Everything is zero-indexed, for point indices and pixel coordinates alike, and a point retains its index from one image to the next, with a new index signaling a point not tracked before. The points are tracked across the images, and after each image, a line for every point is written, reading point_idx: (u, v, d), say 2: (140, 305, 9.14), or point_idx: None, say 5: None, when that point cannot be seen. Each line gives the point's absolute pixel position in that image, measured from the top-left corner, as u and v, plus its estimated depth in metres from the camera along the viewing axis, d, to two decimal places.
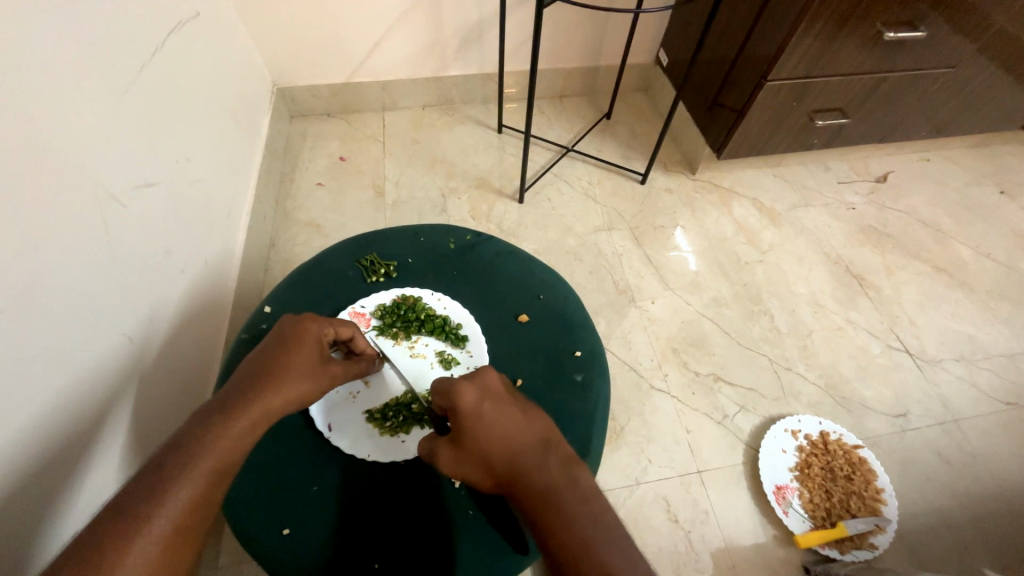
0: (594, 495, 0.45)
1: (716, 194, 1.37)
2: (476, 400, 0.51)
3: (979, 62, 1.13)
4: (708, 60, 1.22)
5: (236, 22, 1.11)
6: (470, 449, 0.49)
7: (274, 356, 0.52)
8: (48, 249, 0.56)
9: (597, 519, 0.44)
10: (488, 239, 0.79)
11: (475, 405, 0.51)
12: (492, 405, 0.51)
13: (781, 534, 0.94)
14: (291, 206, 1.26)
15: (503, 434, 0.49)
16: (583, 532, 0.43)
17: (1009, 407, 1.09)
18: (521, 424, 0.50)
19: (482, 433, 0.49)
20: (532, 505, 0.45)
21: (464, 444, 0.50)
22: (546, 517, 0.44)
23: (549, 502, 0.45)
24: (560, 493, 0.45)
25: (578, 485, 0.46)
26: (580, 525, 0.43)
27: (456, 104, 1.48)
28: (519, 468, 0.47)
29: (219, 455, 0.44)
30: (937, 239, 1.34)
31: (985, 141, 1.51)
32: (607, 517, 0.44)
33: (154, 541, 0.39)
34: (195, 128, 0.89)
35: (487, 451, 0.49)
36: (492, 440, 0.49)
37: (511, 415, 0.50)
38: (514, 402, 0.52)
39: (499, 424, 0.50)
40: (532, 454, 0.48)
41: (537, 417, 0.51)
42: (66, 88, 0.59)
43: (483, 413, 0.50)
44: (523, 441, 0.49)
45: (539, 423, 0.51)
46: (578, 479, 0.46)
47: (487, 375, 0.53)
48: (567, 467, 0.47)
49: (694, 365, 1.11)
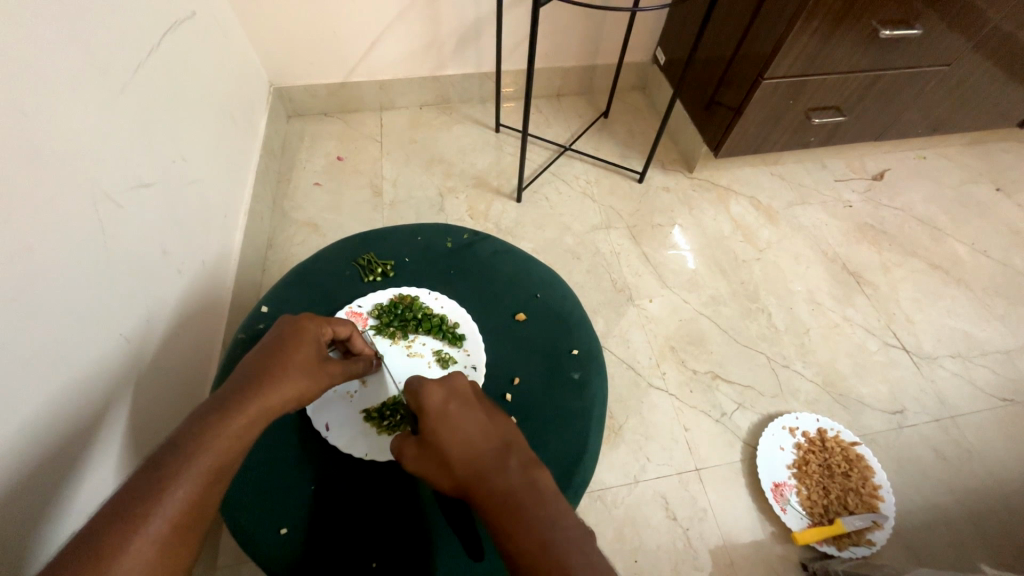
0: (553, 499, 0.45)
1: (713, 192, 1.37)
2: (442, 402, 0.52)
3: (975, 60, 1.14)
4: (704, 59, 1.22)
5: (232, 23, 1.11)
6: (433, 451, 0.50)
7: (274, 354, 0.52)
8: (43, 250, 0.55)
9: (555, 521, 0.43)
10: (485, 238, 0.79)
11: (440, 407, 0.52)
12: (457, 407, 0.52)
13: (779, 531, 0.94)
14: (288, 206, 1.26)
15: (466, 436, 0.50)
16: (539, 534, 0.42)
17: (1005, 404, 1.10)
18: (485, 427, 0.51)
19: (446, 435, 0.50)
20: (490, 507, 0.45)
21: (429, 446, 0.50)
22: (504, 518, 0.44)
23: (507, 503, 0.44)
24: (518, 495, 0.45)
25: (538, 487, 0.45)
26: (537, 526, 0.43)
27: (454, 103, 1.48)
28: (480, 469, 0.47)
29: (217, 455, 0.44)
30: (933, 236, 1.34)
31: (981, 138, 1.51)
32: (565, 519, 0.44)
33: (151, 541, 0.39)
34: (191, 128, 0.89)
35: (450, 453, 0.49)
36: (455, 442, 0.49)
37: (475, 417, 0.51)
38: (479, 406, 0.53)
39: (463, 426, 0.50)
40: (493, 456, 0.48)
41: (501, 423, 0.52)
42: (60, 89, 0.59)
43: (448, 415, 0.51)
44: (485, 443, 0.49)
45: (503, 428, 0.51)
46: (538, 482, 0.46)
47: (454, 379, 0.54)
48: (529, 469, 0.47)
49: (692, 363, 1.11)
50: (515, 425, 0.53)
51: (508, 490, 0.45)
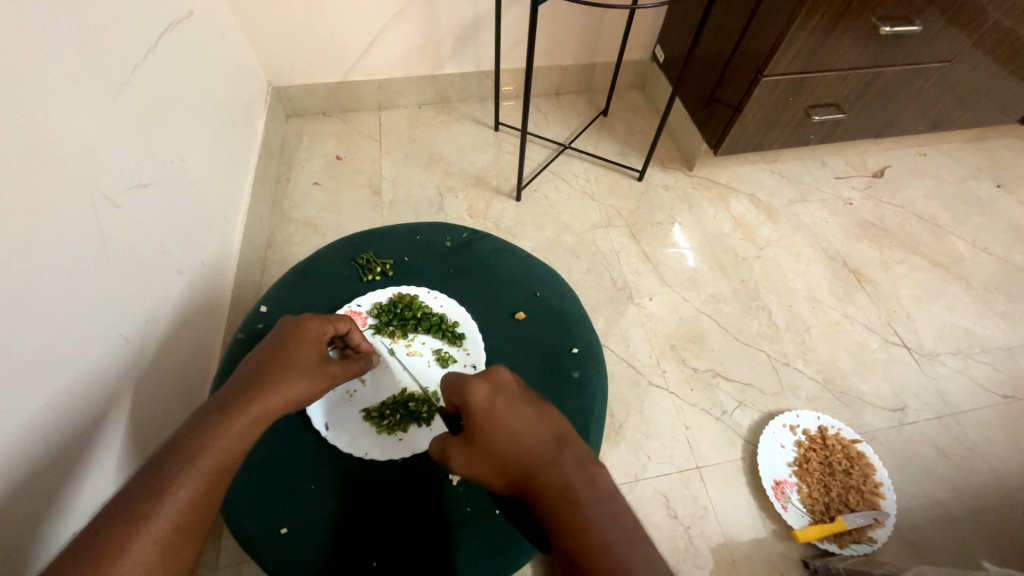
0: (608, 496, 0.44)
1: (713, 190, 1.37)
2: (488, 397, 0.51)
3: (975, 56, 1.13)
4: (704, 56, 1.22)
5: (230, 22, 1.11)
6: (483, 448, 0.49)
7: (274, 355, 0.52)
8: (41, 251, 0.55)
9: (611, 518, 0.43)
10: (484, 236, 0.79)
11: (486, 402, 0.51)
12: (504, 402, 0.51)
13: (780, 529, 0.94)
14: (287, 206, 1.25)
15: (515, 432, 0.49)
16: (596, 532, 0.42)
17: (1006, 400, 1.10)
18: (533, 422, 0.50)
19: (495, 431, 0.49)
20: (544, 504, 0.44)
21: (477, 442, 0.50)
22: (558, 515, 0.43)
23: (562, 500, 0.44)
24: (573, 492, 0.44)
25: (593, 483, 0.45)
26: (593, 524, 0.42)
27: (453, 102, 1.47)
28: (530, 466, 0.47)
29: (219, 454, 0.44)
30: (933, 233, 1.34)
31: (981, 135, 1.51)
32: (624, 517, 0.43)
33: (153, 541, 0.39)
34: (190, 128, 0.89)
35: (501, 450, 0.48)
36: (504, 438, 0.49)
37: (523, 412, 0.50)
38: (526, 399, 0.52)
39: (511, 422, 0.49)
40: (544, 451, 0.47)
41: (550, 416, 0.51)
42: (58, 89, 0.59)
43: (496, 411, 0.50)
44: (535, 439, 0.48)
45: (553, 422, 0.50)
46: (593, 477, 0.45)
47: (499, 374, 0.53)
48: (582, 464, 0.46)
49: (693, 361, 1.11)
50: (565, 417, 0.52)
51: (561, 486, 0.44)
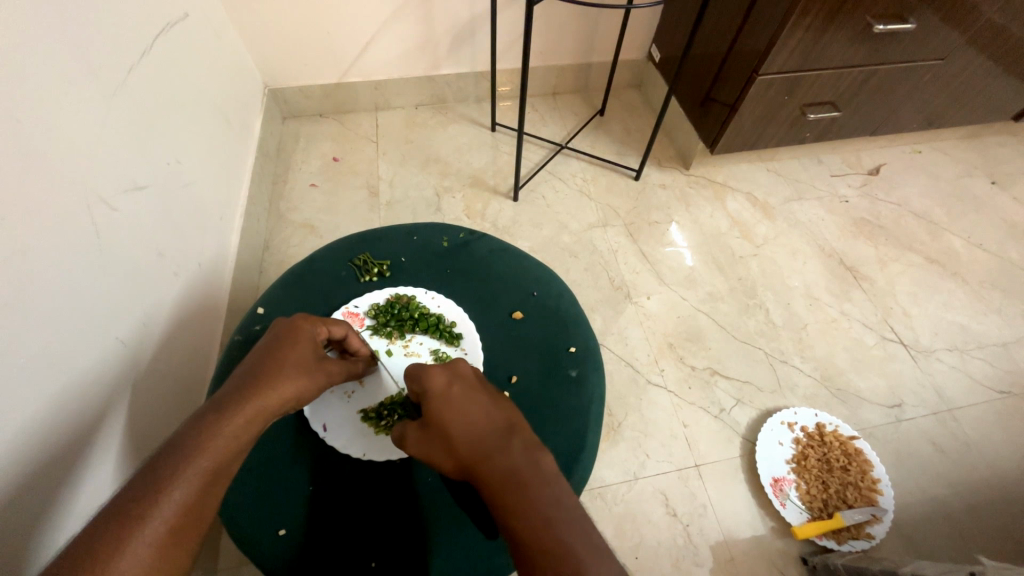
0: (555, 480, 0.44)
1: (710, 189, 1.37)
2: (445, 384, 0.53)
3: (969, 54, 1.14)
4: (699, 55, 1.23)
5: (226, 24, 1.11)
6: (436, 432, 0.50)
7: (269, 354, 0.52)
8: (39, 254, 0.55)
9: (558, 501, 0.43)
10: (481, 237, 0.79)
11: (442, 389, 0.52)
12: (460, 390, 0.52)
13: (779, 526, 0.94)
14: (285, 208, 1.25)
15: (469, 418, 0.50)
16: (543, 514, 0.42)
17: (1002, 396, 1.10)
18: (488, 409, 0.51)
19: (448, 416, 0.50)
20: (493, 488, 0.45)
21: (432, 427, 0.51)
22: (507, 497, 0.44)
23: (509, 484, 0.44)
24: (521, 474, 0.45)
25: (540, 467, 0.45)
26: (540, 506, 0.43)
27: (449, 103, 1.48)
28: (483, 450, 0.47)
29: (215, 455, 0.44)
30: (929, 230, 1.34)
31: (976, 132, 1.52)
32: (566, 501, 0.43)
33: (148, 543, 0.39)
34: (186, 131, 0.89)
35: (452, 435, 0.49)
36: (457, 423, 0.50)
37: (478, 400, 0.51)
38: (483, 389, 0.53)
39: (466, 408, 0.51)
40: (496, 436, 0.48)
41: (504, 405, 0.52)
42: (54, 91, 0.59)
43: (452, 397, 0.52)
44: (489, 425, 0.49)
45: (506, 410, 0.51)
46: (540, 462, 0.46)
47: (458, 365, 0.55)
48: (531, 450, 0.47)
49: (691, 359, 1.11)
50: (519, 407, 0.53)
51: (509, 470, 0.45)
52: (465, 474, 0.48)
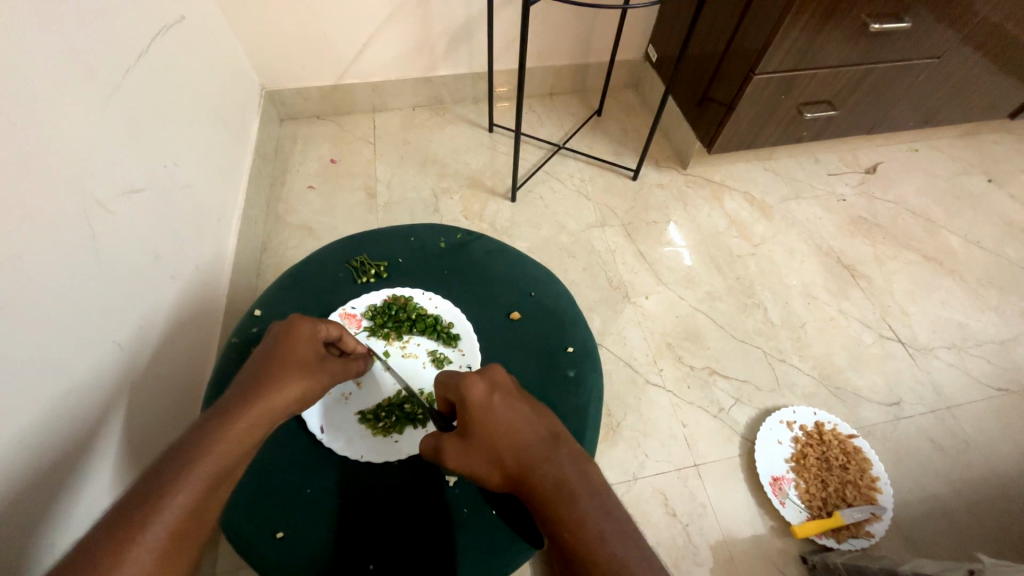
0: (606, 492, 0.44)
1: (708, 188, 1.37)
2: (486, 393, 0.51)
3: (964, 52, 1.14)
4: (696, 55, 1.23)
5: (222, 27, 1.11)
6: (480, 443, 0.49)
7: (270, 358, 0.52)
8: (34, 258, 0.55)
9: (609, 513, 0.43)
10: (479, 237, 0.79)
11: (485, 398, 0.51)
12: (503, 399, 0.51)
13: (778, 525, 0.94)
14: (282, 210, 1.25)
15: (511, 428, 0.49)
16: (597, 525, 0.42)
17: (1000, 393, 1.10)
18: (531, 419, 0.50)
19: (493, 427, 0.49)
20: (543, 500, 0.44)
21: (473, 436, 0.49)
22: (559, 509, 0.43)
23: (562, 496, 0.44)
24: (572, 486, 0.44)
25: (589, 478, 0.45)
26: (594, 518, 0.42)
27: (447, 104, 1.48)
28: (530, 461, 0.46)
29: (218, 459, 0.44)
30: (926, 228, 1.35)
31: (972, 130, 1.52)
32: (618, 512, 0.43)
33: (150, 549, 0.38)
34: (183, 134, 0.89)
35: (498, 446, 0.48)
36: (502, 433, 0.49)
37: (521, 410, 0.51)
38: (523, 399, 0.52)
39: (508, 417, 0.50)
40: (542, 447, 0.47)
41: (545, 415, 0.51)
42: (50, 95, 0.59)
43: (493, 405, 0.51)
44: (532, 434, 0.49)
45: (547, 421, 0.51)
46: (589, 473, 0.45)
47: (495, 372, 0.54)
48: (578, 461, 0.46)
49: (689, 359, 1.11)
50: (557, 416, 0.52)
51: (562, 481, 0.44)
52: (512, 485, 0.47)
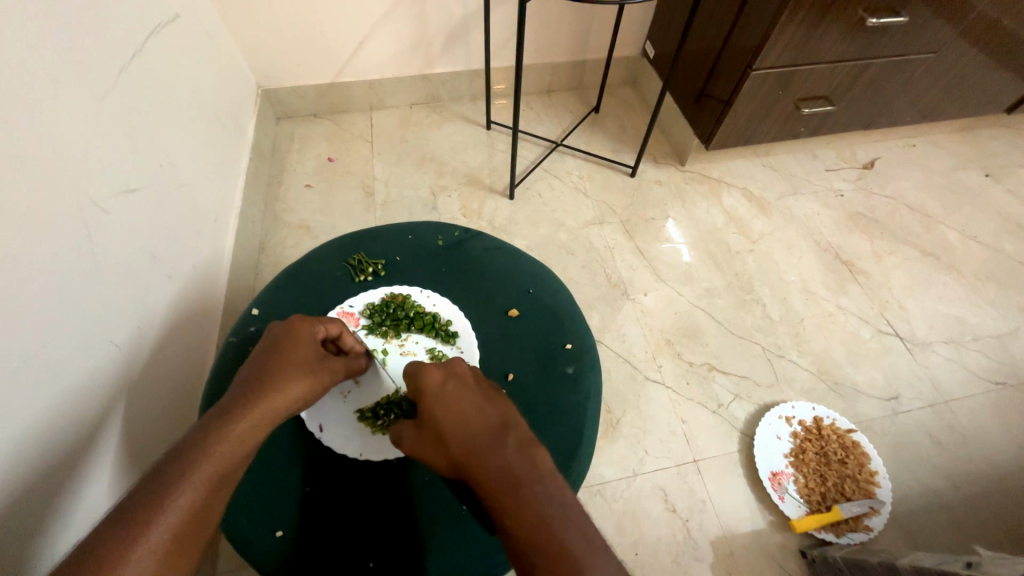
0: (551, 479, 0.45)
1: (706, 185, 1.37)
2: (440, 382, 0.53)
3: (961, 47, 1.14)
4: (693, 51, 1.23)
5: (218, 25, 1.11)
6: (433, 432, 0.51)
7: (272, 356, 0.52)
8: (31, 258, 0.55)
9: (552, 499, 0.43)
10: (476, 235, 0.78)
11: (438, 387, 0.53)
12: (456, 388, 0.52)
13: (778, 520, 0.95)
14: (280, 209, 1.25)
15: (463, 415, 0.50)
16: (539, 510, 0.43)
17: (998, 387, 1.11)
18: (484, 406, 0.51)
19: (445, 416, 0.51)
20: (487, 486, 0.45)
21: (428, 425, 0.52)
22: (503, 494, 0.44)
23: (504, 483, 0.45)
24: (516, 472, 0.45)
25: (534, 465, 0.46)
26: (536, 502, 0.43)
27: (444, 102, 1.47)
28: (477, 447, 0.48)
29: (221, 459, 0.44)
30: (924, 223, 1.35)
31: (970, 125, 1.52)
32: (561, 497, 0.44)
33: (152, 550, 0.39)
34: (179, 133, 0.88)
35: (448, 435, 0.50)
36: (453, 421, 0.50)
37: (473, 399, 0.52)
38: (478, 388, 0.53)
39: (461, 405, 0.51)
40: (490, 433, 0.49)
41: (500, 403, 0.52)
42: (43, 94, 0.59)
43: (447, 394, 0.52)
44: (484, 422, 0.50)
45: (501, 408, 0.51)
46: (534, 460, 0.46)
47: (453, 362, 0.55)
48: (526, 447, 0.47)
49: (688, 355, 1.11)
50: (514, 403, 0.53)
51: (505, 468, 0.45)
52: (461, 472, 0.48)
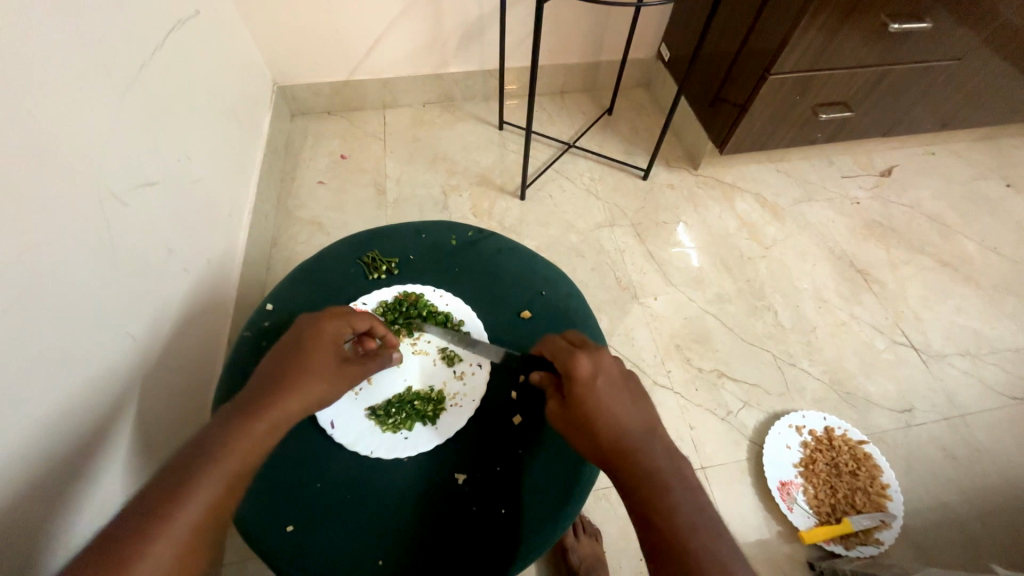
0: (699, 489, 0.46)
1: (719, 190, 1.36)
2: (591, 375, 0.51)
3: (984, 55, 1.12)
4: (709, 55, 1.22)
5: (236, 21, 1.11)
6: (579, 421, 0.50)
7: (294, 356, 0.51)
8: (51, 249, 0.55)
9: (700, 509, 0.45)
10: (490, 235, 0.78)
11: (589, 379, 0.51)
12: (608, 384, 0.51)
13: (786, 530, 0.93)
14: (292, 205, 1.26)
15: (615, 412, 0.49)
16: (688, 520, 0.44)
17: (1014, 402, 1.09)
18: (634, 405, 0.50)
19: (595, 408, 0.49)
20: (634, 485, 0.46)
21: (574, 413, 0.50)
22: (651, 496, 0.45)
23: (655, 485, 0.45)
24: (665, 479, 0.46)
25: (683, 474, 0.46)
26: (685, 511, 0.44)
27: (457, 101, 1.47)
28: (627, 446, 0.48)
29: (239, 458, 0.44)
30: (941, 232, 1.33)
31: (991, 134, 1.50)
32: (708, 508, 0.45)
33: (172, 544, 0.39)
34: (196, 128, 0.89)
35: (597, 426, 0.49)
36: (604, 415, 0.49)
37: (624, 397, 0.50)
38: (627, 385, 0.52)
39: (613, 401, 0.50)
40: (640, 434, 0.48)
41: (646, 403, 0.51)
42: (66, 87, 0.59)
43: (598, 386, 0.51)
44: (634, 422, 0.49)
45: (648, 410, 0.51)
46: (683, 469, 0.47)
47: (603, 354, 0.53)
48: (674, 455, 0.48)
49: (698, 361, 1.10)
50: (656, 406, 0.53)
51: (656, 471, 0.46)
52: (603, 462, 0.48)
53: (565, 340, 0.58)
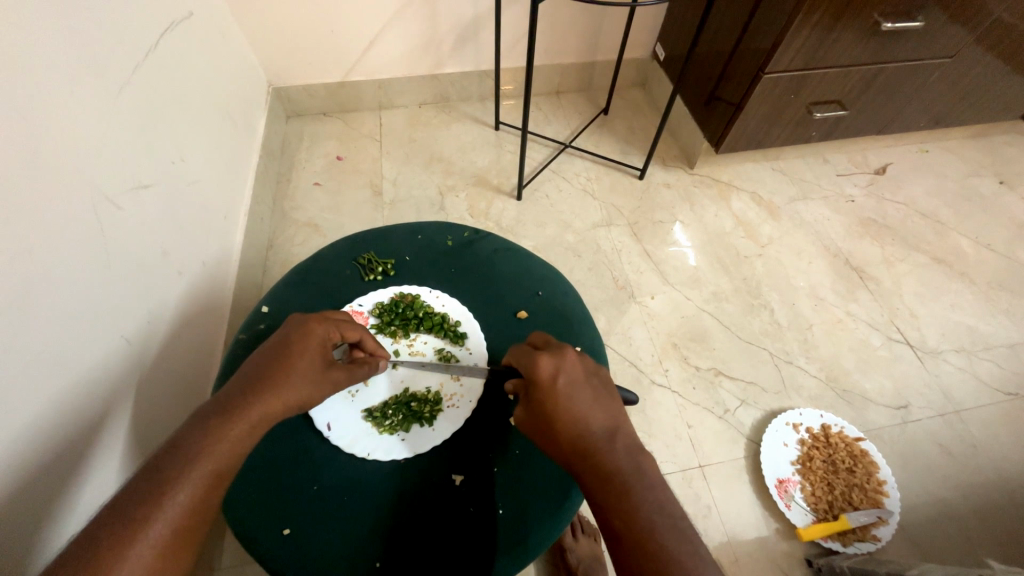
0: (661, 487, 0.46)
1: (715, 188, 1.37)
2: (553, 375, 0.51)
3: (977, 53, 1.13)
4: (705, 54, 1.22)
5: (230, 23, 1.11)
6: (543, 423, 0.50)
7: (273, 359, 0.50)
8: (44, 254, 0.55)
9: (661, 507, 0.45)
10: (486, 236, 0.78)
11: (550, 380, 0.51)
12: (571, 384, 0.51)
13: (783, 528, 0.94)
14: (288, 206, 1.25)
15: (576, 412, 0.49)
16: (648, 517, 0.44)
17: (1009, 398, 1.09)
18: (597, 404, 0.50)
19: (558, 410, 0.49)
20: (597, 486, 0.46)
21: (537, 416, 0.50)
22: (612, 496, 0.45)
23: (616, 486, 0.46)
24: (628, 478, 0.46)
25: (644, 472, 0.47)
26: (646, 511, 0.44)
27: (453, 102, 1.47)
28: (589, 447, 0.48)
29: (216, 459, 0.44)
30: (936, 229, 1.33)
31: (983, 131, 1.51)
32: (670, 506, 0.45)
33: (151, 545, 0.39)
34: (191, 130, 0.89)
35: (560, 427, 0.49)
36: (566, 416, 0.49)
37: (586, 397, 0.50)
38: (591, 386, 0.52)
39: (576, 401, 0.50)
40: (602, 435, 0.49)
41: (608, 403, 0.51)
42: (60, 91, 0.59)
43: (560, 388, 0.50)
44: (596, 423, 0.49)
45: (612, 410, 0.51)
46: (644, 467, 0.47)
47: (566, 353, 0.53)
48: (634, 454, 0.48)
49: (695, 360, 1.11)
50: (622, 402, 0.53)
51: (617, 472, 0.46)
52: (568, 463, 0.49)
53: (530, 341, 0.58)
